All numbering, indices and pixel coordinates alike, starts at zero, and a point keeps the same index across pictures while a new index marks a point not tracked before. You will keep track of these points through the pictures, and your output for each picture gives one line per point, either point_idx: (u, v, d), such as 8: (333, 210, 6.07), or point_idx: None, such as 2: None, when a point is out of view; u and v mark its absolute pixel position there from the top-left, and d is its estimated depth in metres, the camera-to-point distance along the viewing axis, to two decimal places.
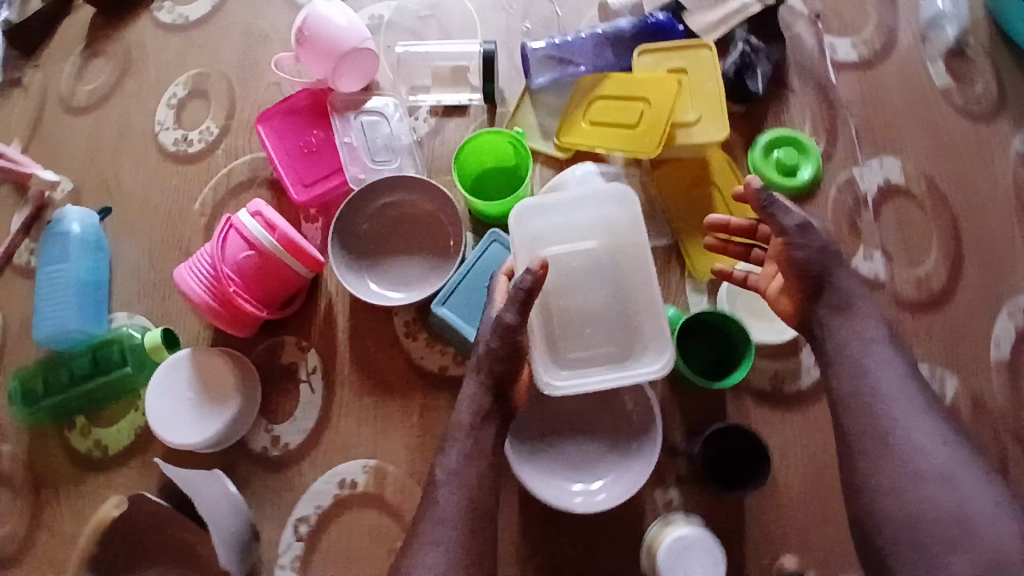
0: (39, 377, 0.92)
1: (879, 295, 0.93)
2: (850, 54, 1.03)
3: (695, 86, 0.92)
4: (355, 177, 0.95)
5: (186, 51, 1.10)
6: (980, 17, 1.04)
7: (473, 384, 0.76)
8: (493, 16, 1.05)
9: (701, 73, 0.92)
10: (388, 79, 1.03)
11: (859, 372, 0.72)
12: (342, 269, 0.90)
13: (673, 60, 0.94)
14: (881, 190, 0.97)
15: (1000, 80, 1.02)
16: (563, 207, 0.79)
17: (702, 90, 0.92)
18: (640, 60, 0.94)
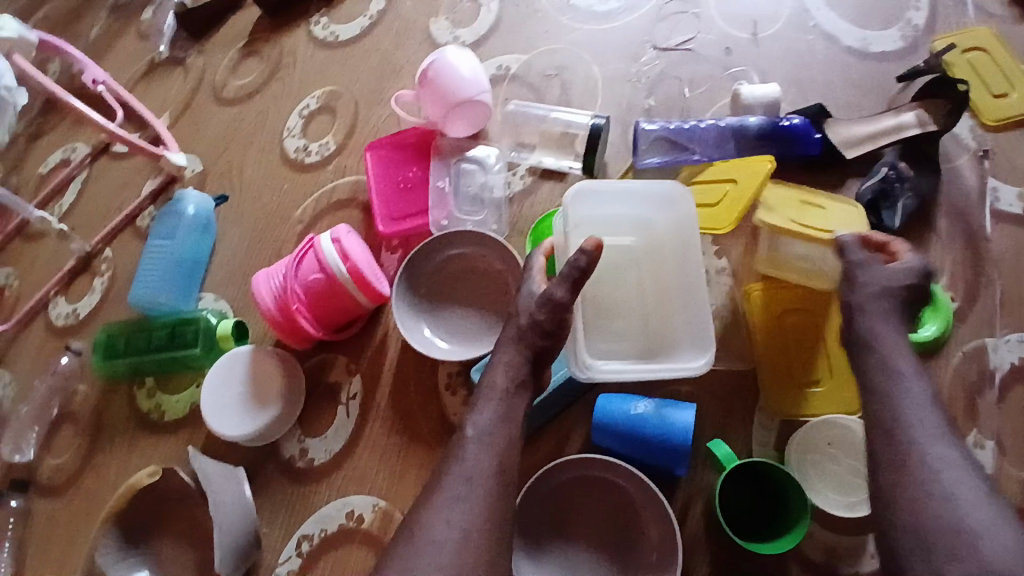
0: (125, 336, 1.02)
1: None
2: (1014, 204, 0.87)
3: (829, 219, 0.81)
4: (438, 224, 0.97)
5: (328, 65, 1.18)
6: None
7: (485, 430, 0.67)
8: (618, 87, 1.03)
9: (831, 196, 0.84)
10: (498, 130, 1.04)
11: (892, 403, 0.65)
12: (401, 309, 0.90)
13: (806, 192, 0.84)
14: (1014, 370, 0.81)
15: None
16: (616, 200, 0.83)
17: (835, 208, 0.83)
18: (769, 187, 0.85)
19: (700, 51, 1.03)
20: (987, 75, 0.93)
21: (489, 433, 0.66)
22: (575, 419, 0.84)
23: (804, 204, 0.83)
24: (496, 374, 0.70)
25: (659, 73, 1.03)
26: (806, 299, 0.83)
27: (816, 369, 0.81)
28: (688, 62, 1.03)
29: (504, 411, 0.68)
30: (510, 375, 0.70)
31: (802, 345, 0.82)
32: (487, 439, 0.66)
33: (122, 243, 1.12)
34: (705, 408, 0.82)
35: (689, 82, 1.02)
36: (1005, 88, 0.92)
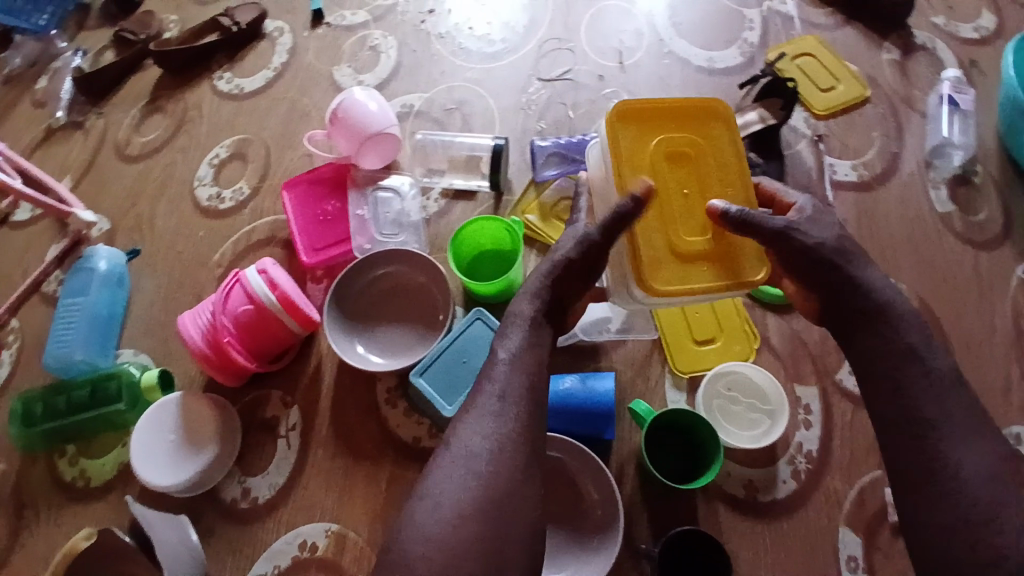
0: (40, 402, 0.98)
1: (859, 414, 0.87)
2: (850, 174, 1.02)
3: (702, 168, 0.73)
4: (361, 248, 1.02)
5: (234, 117, 1.23)
6: (991, 146, 1.04)
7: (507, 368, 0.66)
8: (512, 118, 1.15)
9: (724, 163, 0.74)
10: (408, 161, 1.13)
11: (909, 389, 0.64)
12: (333, 330, 0.92)
13: (661, 130, 0.73)
14: None
15: (1006, 209, 1.00)
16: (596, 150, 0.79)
17: (721, 181, 0.73)
18: (620, 125, 0.73)
19: (577, 79, 1.17)
20: (816, 75, 1.11)
21: (520, 356, 0.68)
22: None
23: (668, 150, 0.72)
24: (524, 302, 0.71)
25: (546, 99, 1.16)
26: None
27: (708, 327, 0.93)
28: (569, 90, 1.16)
29: (531, 339, 0.69)
30: (539, 304, 0.71)
31: (696, 314, 0.94)
32: (518, 362, 0.67)
33: (27, 310, 1.08)
34: (624, 380, 0.91)
35: (572, 104, 1.15)
36: (832, 83, 1.10)
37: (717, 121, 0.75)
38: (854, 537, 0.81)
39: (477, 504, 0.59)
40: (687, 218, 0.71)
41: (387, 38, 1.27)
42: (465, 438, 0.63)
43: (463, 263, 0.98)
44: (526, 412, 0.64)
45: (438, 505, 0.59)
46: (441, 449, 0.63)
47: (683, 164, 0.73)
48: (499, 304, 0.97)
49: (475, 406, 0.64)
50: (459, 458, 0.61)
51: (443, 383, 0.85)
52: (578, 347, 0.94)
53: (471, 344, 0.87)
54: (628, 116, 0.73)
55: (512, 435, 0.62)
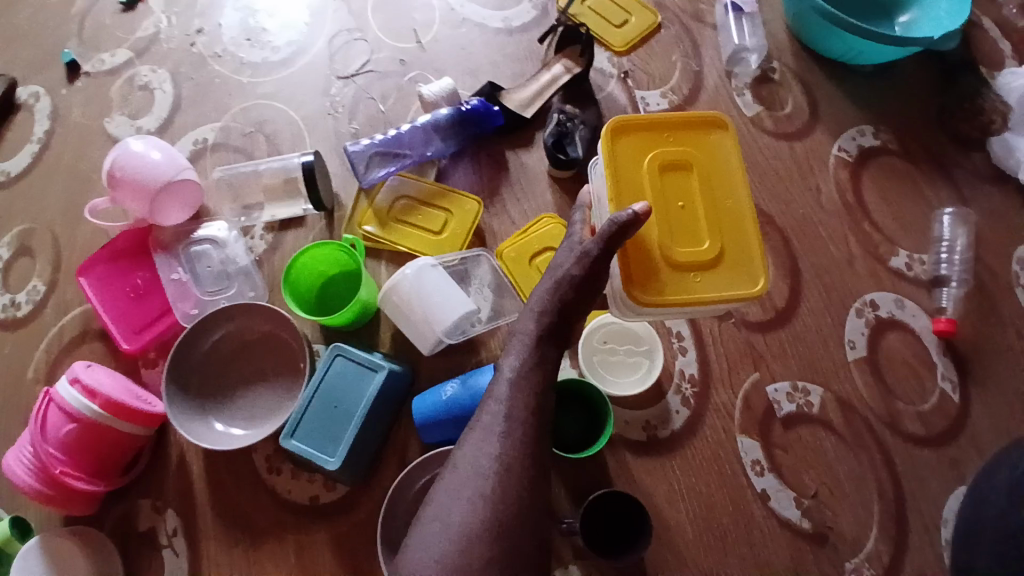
0: None
1: (726, 325, 0.91)
2: (661, 102, 1.05)
3: (704, 181, 0.72)
4: (187, 315, 0.91)
5: (4, 208, 1.04)
6: (781, 40, 1.08)
7: (505, 383, 0.65)
8: (320, 123, 1.05)
9: (725, 172, 0.73)
10: (216, 201, 1.01)
11: None
12: (182, 416, 0.82)
13: (655, 145, 0.72)
14: None
15: (809, 95, 1.05)
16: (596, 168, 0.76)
17: (720, 191, 0.72)
18: (617, 139, 0.72)
19: (379, 69, 1.08)
20: (607, 12, 1.09)
21: (528, 364, 0.66)
22: (401, 429, 0.87)
23: (666, 165, 0.71)
24: (527, 313, 0.70)
25: (352, 98, 1.06)
26: (543, 238, 0.94)
27: None
28: (373, 82, 1.07)
29: (538, 355, 0.67)
30: (541, 320, 0.68)
31: None
32: (524, 377, 0.65)
33: None
34: None
35: (380, 97, 1.06)
36: (624, 17, 1.09)
37: (716, 132, 0.74)
38: (752, 441, 0.86)
39: (484, 518, 0.58)
40: (684, 230, 0.70)
41: (158, 70, 1.11)
42: (471, 455, 0.62)
43: (307, 300, 0.89)
44: (528, 419, 0.63)
45: (445, 525, 0.58)
46: (448, 467, 0.63)
47: (683, 176, 0.72)
48: (359, 328, 0.91)
49: (481, 420, 0.64)
50: (466, 475, 0.61)
51: (318, 436, 0.78)
52: (453, 346, 0.90)
53: (339, 386, 0.80)
54: (626, 130, 0.72)
55: (516, 444, 0.61)
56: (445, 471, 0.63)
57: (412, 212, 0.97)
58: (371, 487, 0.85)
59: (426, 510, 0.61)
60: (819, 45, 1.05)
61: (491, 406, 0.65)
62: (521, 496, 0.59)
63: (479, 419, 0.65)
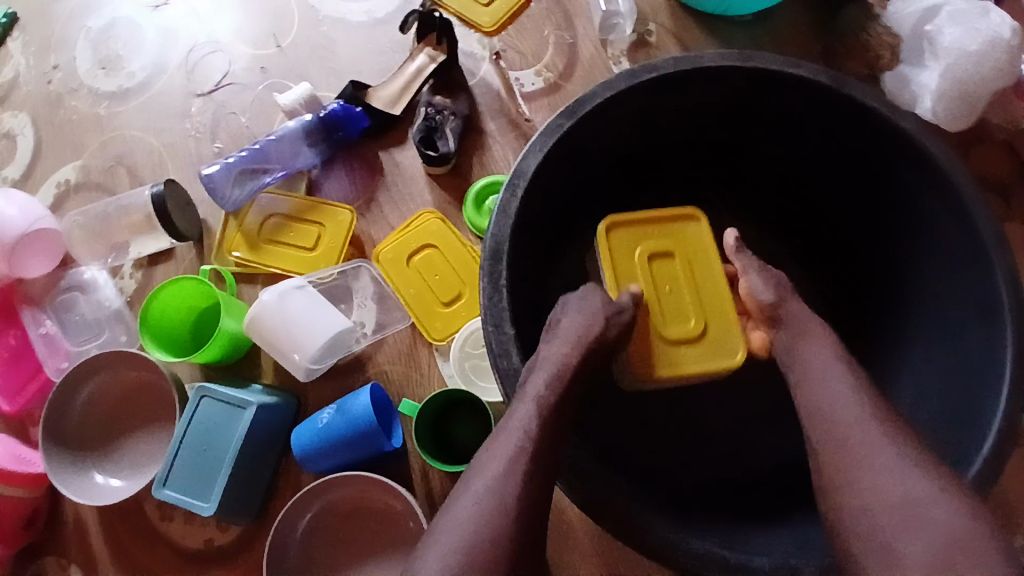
0: None
1: None
2: (537, 81, 0.99)
3: (701, 268, 0.77)
4: (59, 369, 0.88)
5: None
6: None
7: (525, 409, 0.57)
8: (182, 147, 1.00)
9: (707, 258, 0.77)
10: (81, 244, 0.96)
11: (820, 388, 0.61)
12: (61, 477, 0.79)
13: (652, 235, 0.78)
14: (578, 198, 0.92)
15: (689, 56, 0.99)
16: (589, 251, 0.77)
17: (699, 272, 0.77)
18: (614, 237, 0.77)
19: (237, 81, 1.02)
20: None
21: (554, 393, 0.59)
22: (292, 461, 0.84)
23: (657, 258, 0.77)
24: (546, 350, 0.63)
25: (213, 117, 1.01)
26: (419, 236, 0.90)
27: (452, 287, 0.89)
28: (234, 96, 1.02)
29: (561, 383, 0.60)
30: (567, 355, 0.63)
31: (438, 280, 0.89)
32: (547, 402, 0.58)
33: None
34: (397, 380, 0.86)
35: (242, 111, 1.01)
36: None
37: (691, 221, 0.78)
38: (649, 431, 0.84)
39: (497, 545, 0.50)
40: (672, 309, 0.75)
41: (10, 114, 1.05)
42: (484, 474, 0.55)
43: (172, 340, 0.85)
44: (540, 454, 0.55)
45: (450, 549, 0.50)
46: (460, 486, 0.55)
47: (671, 262, 0.77)
48: (237, 360, 0.87)
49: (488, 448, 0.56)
50: (471, 505, 0.52)
51: (187, 484, 0.75)
52: (337, 367, 0.87)
53: (207, 428, 0.77)
54: (615, 223, 0.77)
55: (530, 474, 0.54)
56: (449, 505, 0.54)
57: (283, 230, 0.93)
58: (265, 524, 0.82)
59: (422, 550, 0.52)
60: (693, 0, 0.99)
61: (509, 422, 0.58)
62: (532, 535, 0.52)
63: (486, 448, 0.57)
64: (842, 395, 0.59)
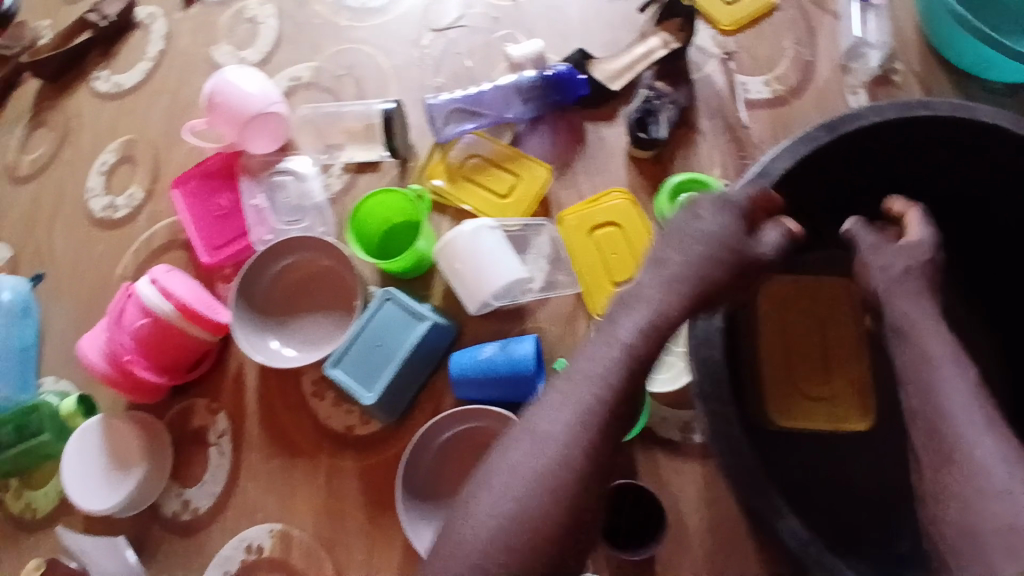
0: None
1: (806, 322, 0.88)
2: (763, 91, 0.99)
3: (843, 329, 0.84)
4: (262, 240, 0.97)
5: (116, 120, 1.14)
6: (908, 38, 0.99)
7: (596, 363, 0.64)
8: (407, 73, 1.07)
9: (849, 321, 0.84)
10: (302, 137, 1.05)
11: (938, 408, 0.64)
12: (245, 332, 0.89)
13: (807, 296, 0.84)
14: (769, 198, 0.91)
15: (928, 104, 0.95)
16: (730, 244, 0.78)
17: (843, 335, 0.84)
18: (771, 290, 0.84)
19: (470, 24, 1.07)
20: None
21: (602, 372, 0.63)
22: (441, 381, 0.90)
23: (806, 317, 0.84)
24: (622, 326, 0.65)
25: (440, 51, 1.07)
26: (608, 211, 0.92)
27: (627, 269, 0.89)
28: (463, 37, 1.07)
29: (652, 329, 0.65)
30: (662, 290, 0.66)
31: (615, 259, 0.90)
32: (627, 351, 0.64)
33: None
34: (552, 339, 0.89)
35: (467, 53, 1.06)
36: None
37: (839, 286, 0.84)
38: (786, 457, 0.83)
39: (554, 493, 0.60)
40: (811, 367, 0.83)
41: (264, 5, 1.16)
42: (544, 421, 0.63)
43: (365, 242, 0.92)
44: (589, 424, 0.62)
45: (508, 486, 0.61)
46: (521, 428, 0.64)
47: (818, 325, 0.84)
48: (413, 278, 0.94)
49: (543, 416, 0.63)
50: (523, 469, 0.61)
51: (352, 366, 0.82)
52: (501, 311, 0.91)
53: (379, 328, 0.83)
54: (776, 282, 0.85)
55: (578, 446, 0.61)
56: (489, 463, 0.64)
57: (482, 171, 0.98)
58: (401, 430, 0.89)
59: (475, 491, 0.63)
60: (946, 48, 0.95)
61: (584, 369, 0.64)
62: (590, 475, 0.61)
63: (533, 415, 0.64)
64: (961, 410, 0.63)
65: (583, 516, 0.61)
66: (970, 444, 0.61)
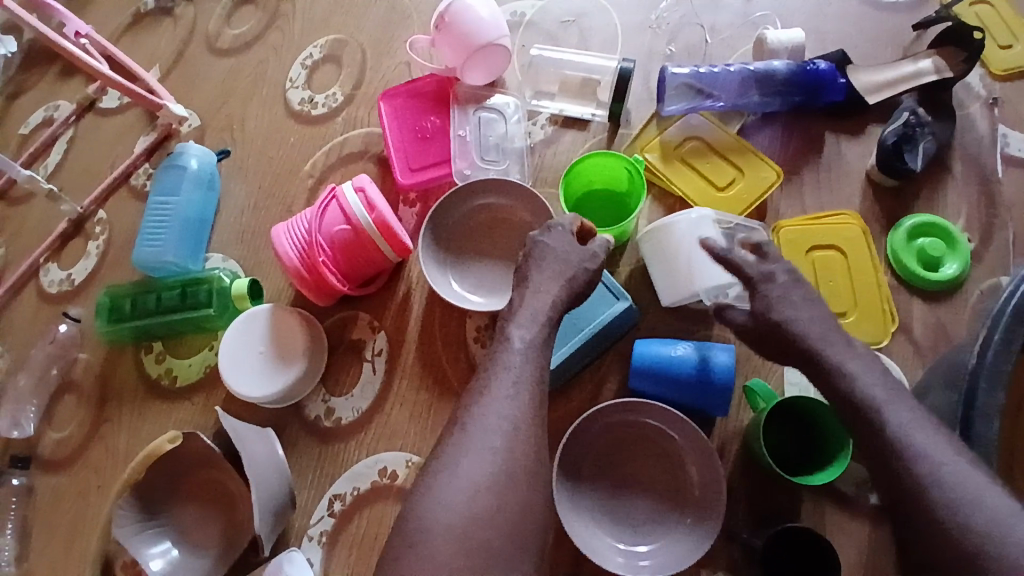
0: (145, 296, 0.99)
1: None
2: (1022, 151, 0.90)
3: None
4: (461, 173, 0.95)
5: (328, 15, 1.12)
6: None
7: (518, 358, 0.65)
8: (638, 35, 1.00)
9: None
10: (515, 80, 1.01)
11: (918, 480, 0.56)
12: (428, 262, 0.87)
13: None
14: (993, 266, 0.86)
15: None
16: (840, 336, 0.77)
17: None
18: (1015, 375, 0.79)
19: None
20: (990, 29, 0.94)
21: (523, 378, 0.64)
22: (609, 364, 0.86)
23: None
24: (515, 333, 0.67)
25: (679, 19, 1.00)
26: (831, 234, 0.87)
27: (843, 301, 0.85)
28: (710, 9, 1.00)
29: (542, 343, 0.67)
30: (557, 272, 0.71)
31: (829, 285, 0.86)
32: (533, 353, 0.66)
33: (119, 203, 1.08)
34: (739, 355, 0.84)
35: (711, 28, 0.99)
36: (1007, 41, 0.94)
37: None
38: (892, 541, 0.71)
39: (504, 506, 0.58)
40: None
41: None
42: (486, 412, 0.62)
43: (571, 203, 0.89)
44: (535, 430, 0.63)
45: (460, 479, 0.59)
46: (459, 425, 0.62)
47: None
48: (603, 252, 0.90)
49: (485, 401, 0.62)
50: (481, 448, 0.60)
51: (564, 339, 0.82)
52: (689, 310, 0.86)
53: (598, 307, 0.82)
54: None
55: (521, 443, 0.61)
56: (448, 451, 0.61)
57: (700, 157, 0.91)
58: (559, 401, 0.85)
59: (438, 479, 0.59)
60: None
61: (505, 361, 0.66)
62: (519, 496, 0.59)
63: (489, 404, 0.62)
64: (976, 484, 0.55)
65: (529, 521, 0.59)
66: (928, 460, 0.56)
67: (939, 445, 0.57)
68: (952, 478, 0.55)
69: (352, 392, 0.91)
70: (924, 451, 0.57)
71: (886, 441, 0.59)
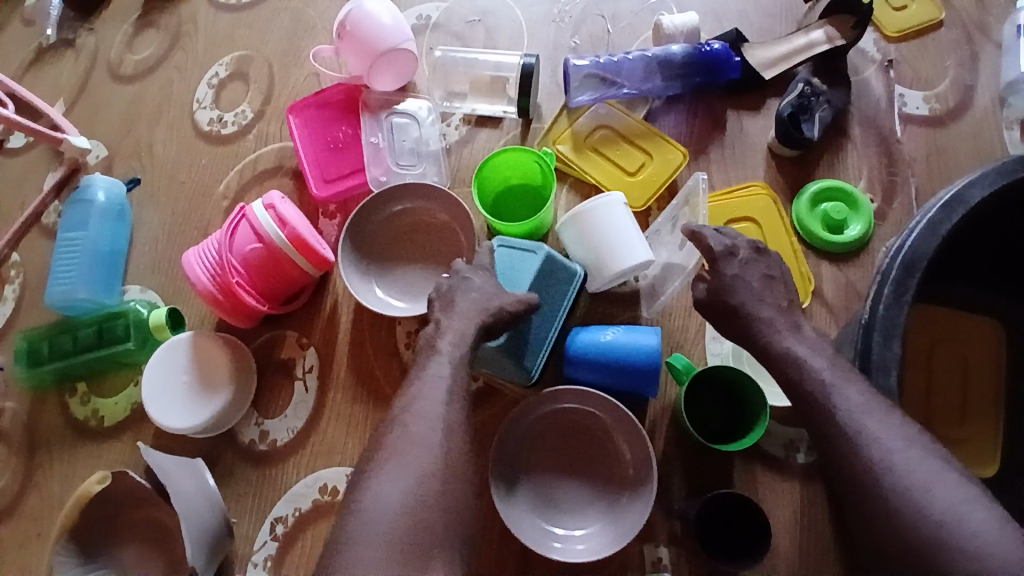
0: (64, 336, 0.95)
1: (936, 360, 0.85)
2: (921, 107, 0.95)
3: (975, 371, 0.84)
4: (376, 180, 0.94)
5: (232, 31, 1.10)
6: None
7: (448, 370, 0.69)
8: (542, 29, 1.01)
9: (984, 360, 0.84)
10: (426, 83, 1.01)
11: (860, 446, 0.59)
12: (350, 274, 0.86)
13: (945, 338, 0.85)
14: (896, 223, 0.90)
15: None
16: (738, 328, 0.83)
17: (977, 378, 0.84)
18: (914, 325, 0.85)
19: None
20: None
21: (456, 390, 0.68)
22: None
23: (942, 357, 0.85)
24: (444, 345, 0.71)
25: (581, 11, 1.01)
26: (745, 207, 0.90)
27: None
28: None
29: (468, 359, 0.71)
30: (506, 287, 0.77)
31: None
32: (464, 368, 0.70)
33: (30, 244, 1.03)
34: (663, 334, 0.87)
35: (612, 18, 1.01)
36: (905, 1, 0.99)
37: (984, 329, 0.85)
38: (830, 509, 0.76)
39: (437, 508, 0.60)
40: (938, 405, 0.83)
41: None
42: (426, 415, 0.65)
43: (488, 204, 0.90)
44: (456, 433, 0.65)
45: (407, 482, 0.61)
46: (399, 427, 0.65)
47: (957, 366, 0.84)
48: None
49: (427, 405, 0.66)
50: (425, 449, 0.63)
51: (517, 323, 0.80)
52: (612, 295, 0.88)
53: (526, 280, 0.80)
54: (923, 324, 0.85)
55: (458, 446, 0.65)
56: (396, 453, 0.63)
57: (610, 145, 0.93)
58: (494, 397, 0.85)
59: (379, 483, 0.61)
60: None
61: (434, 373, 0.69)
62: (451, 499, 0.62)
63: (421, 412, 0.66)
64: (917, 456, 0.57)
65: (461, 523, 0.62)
66: (873, 443, 0.59)
67: (887, 428, 0.59)
68: (897, 460, 0.57)
69: (286, 411, 0.89)
70: (874, 436, 0.59)
71: (836, 426, 0.61)
